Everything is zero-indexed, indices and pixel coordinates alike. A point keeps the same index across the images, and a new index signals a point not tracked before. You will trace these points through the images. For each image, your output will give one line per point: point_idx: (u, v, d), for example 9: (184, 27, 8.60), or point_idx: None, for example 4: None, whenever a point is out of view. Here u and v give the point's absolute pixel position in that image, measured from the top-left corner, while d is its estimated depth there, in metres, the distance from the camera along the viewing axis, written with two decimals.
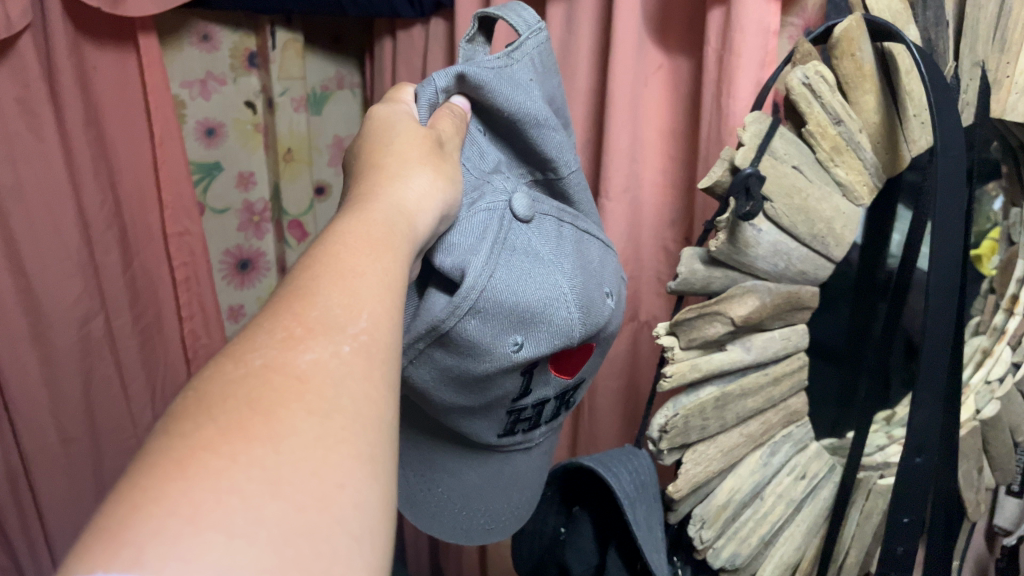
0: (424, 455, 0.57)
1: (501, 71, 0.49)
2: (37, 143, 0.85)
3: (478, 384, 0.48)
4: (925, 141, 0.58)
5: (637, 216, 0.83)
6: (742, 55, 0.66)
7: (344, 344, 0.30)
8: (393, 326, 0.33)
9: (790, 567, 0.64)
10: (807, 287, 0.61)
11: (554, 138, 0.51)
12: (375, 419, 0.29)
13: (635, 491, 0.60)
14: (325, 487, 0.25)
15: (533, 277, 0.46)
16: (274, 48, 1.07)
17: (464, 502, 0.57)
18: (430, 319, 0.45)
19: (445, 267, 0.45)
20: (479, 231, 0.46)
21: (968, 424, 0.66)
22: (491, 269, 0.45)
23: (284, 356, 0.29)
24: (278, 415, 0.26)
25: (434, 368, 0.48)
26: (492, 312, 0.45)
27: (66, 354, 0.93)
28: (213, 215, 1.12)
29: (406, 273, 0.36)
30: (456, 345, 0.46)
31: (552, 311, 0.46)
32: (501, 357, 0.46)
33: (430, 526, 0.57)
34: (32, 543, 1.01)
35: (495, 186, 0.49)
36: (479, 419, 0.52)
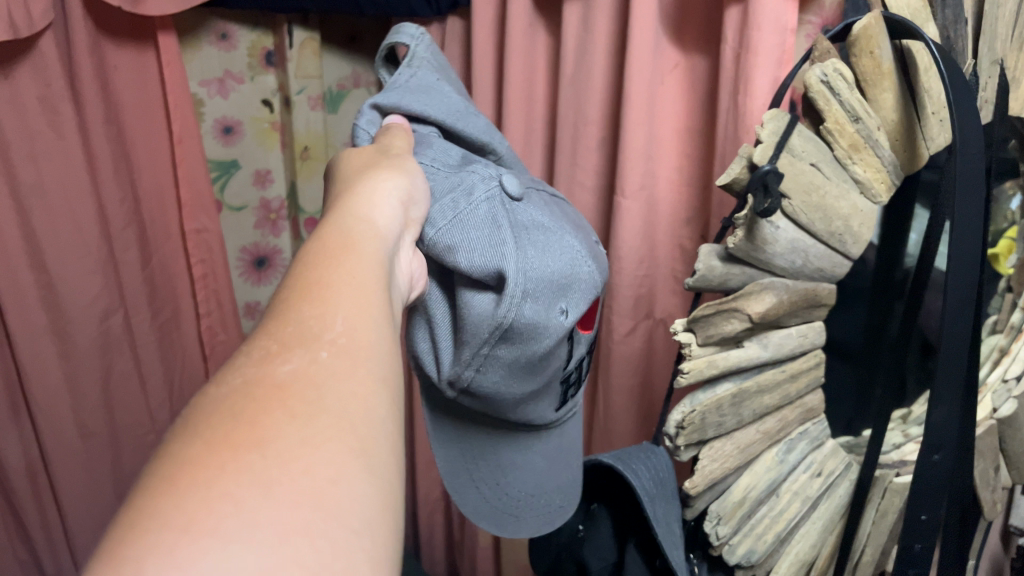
0: (492, 462, 0.59)
1: (409, 87, 0.53)
2: (58, 141, 0.86)
3: (539, 365, 0.51)
4: (943, 138, 0.58)
5: (653, 214, 0.83)
6: (759, 54, 0.66)
7: (321, 351, 0.31)
8: (373, 325, 0.34)
9: (807, 564, 0.64)
10: (823, 285, 0.61)
11: (477, 124, 0.55)
12: (363, 415, 0.29)
13: (654, 487, 0.60)
14: (318, 482, 0.26)
15: (556, 246, 0.49)
16: (291, 46, 1.08)
17: (541, 490, 0.61)
18: (494, 323, 0.46)
19: (477, 270, 0.46)
20: (491, 222, 0.46)
21: (985, 423, 0.67)
22: (521, 253, 0.46)
23: (263, 371, 0.29)
24: (260, 422, 0.27)
25: (501, 367, 0.50)
26: (539, 291, 0.47)
27: (86, 351, 0.95)
28: (231, 213, 1.14)
29: (378, 264, 0.38)
30: (521, 336, 0.48)
31: (575, 264, 0.50)
32: (557, 328, 0.49)
33: (519, 530, 0.60)
34: (53, 536, 1.03)
35: (478, 173, 0.48)
36: (537, 401, 0.56)
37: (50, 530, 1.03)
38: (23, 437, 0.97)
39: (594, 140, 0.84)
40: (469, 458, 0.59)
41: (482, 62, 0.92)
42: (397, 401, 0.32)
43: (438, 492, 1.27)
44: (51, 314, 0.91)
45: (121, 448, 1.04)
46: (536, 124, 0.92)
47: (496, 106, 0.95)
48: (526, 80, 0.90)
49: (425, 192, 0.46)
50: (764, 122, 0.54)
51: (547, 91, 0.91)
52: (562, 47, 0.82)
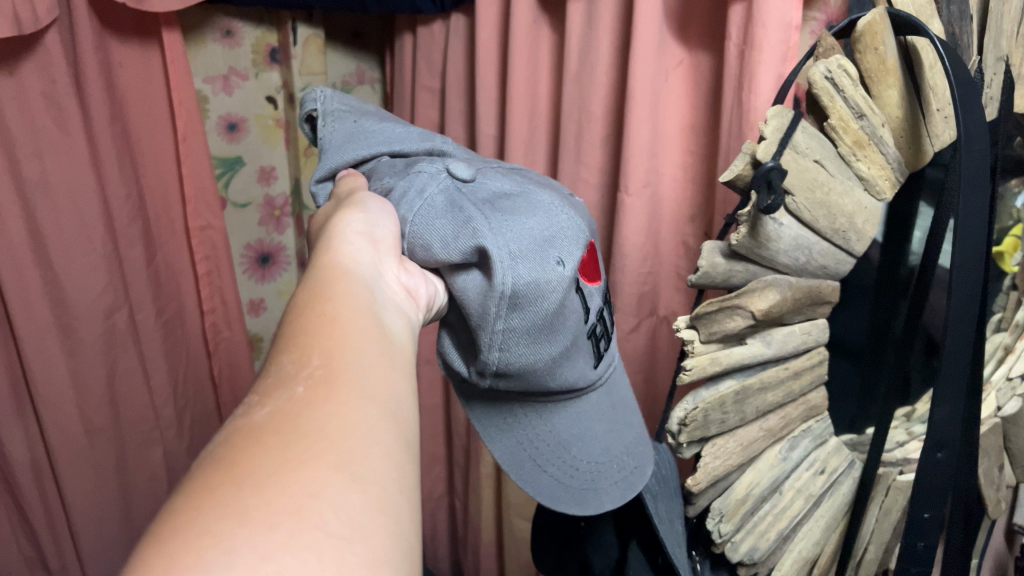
0: (550, 441, 0.56)
1: (334, 143, 0.55)
2: (63, 138, 0.86)
3: (557, 324, 0.50)
4: (948, 135, 0.57)
5: (657, 211, 0.83)
6: (763, 50, 0.66)
7: (298, 386, 0.32)
8: (351, 353, 0.35)
9: (810, 562, 0.64)
10: (828, 282, 0.61)
11: (410, 137, 0.55)
12: (342, 431, 0.30)
13: (657, 485, 0.61)
14: (298, 499, 0.26)
15: (525, 207, 0.50)
16: (296, 44, 1.07)
17: (609, 455, 0.58)
18: (496, 296, 0.47)
19: (458, 256, 0.47)
20: (448, 209, 0.48)
21: (989, 421, 0.67)
22: (493, 223, 0.47)
23: (245, 419, 0.30)
24: (235, 463, 0.27)
25: (524, 338, 0.49)
26: (525, 251, 0.48)
27: (91, 346, 0.95)
28: (236, 210, 1.14)
29: (349, 294, 0.39)
30: (528, 299, 0.48)
31: (554, 217, 0.51)
32: (560, 278, 0.49)
33: (603, 502, 0.57)
34: (59, 532, 1.03)
35: (425, 171, 0.50)
36: (577, 359, 0.54)
37: (55, 525, 1.03)
38: (28, 433, 0.97)
39: (598, 137, 0.84)
40: (526, 445, 0.56)
41: (486, 59, 0.92)
42: (382, 412, 0.32)
43: (442, 488, 1.28)
44: (56, 310, 0.92)
45: (126, 444, 1.04)
46: (539, 121, 0.92)
47: (499, 103, 0.95)
48: (530, 78, 0.90)
49: (389, 213, 0.48)
50: (768, 118, 0.54)
51: (551, 89, 0.91)
52: (566, 44, 0.82)
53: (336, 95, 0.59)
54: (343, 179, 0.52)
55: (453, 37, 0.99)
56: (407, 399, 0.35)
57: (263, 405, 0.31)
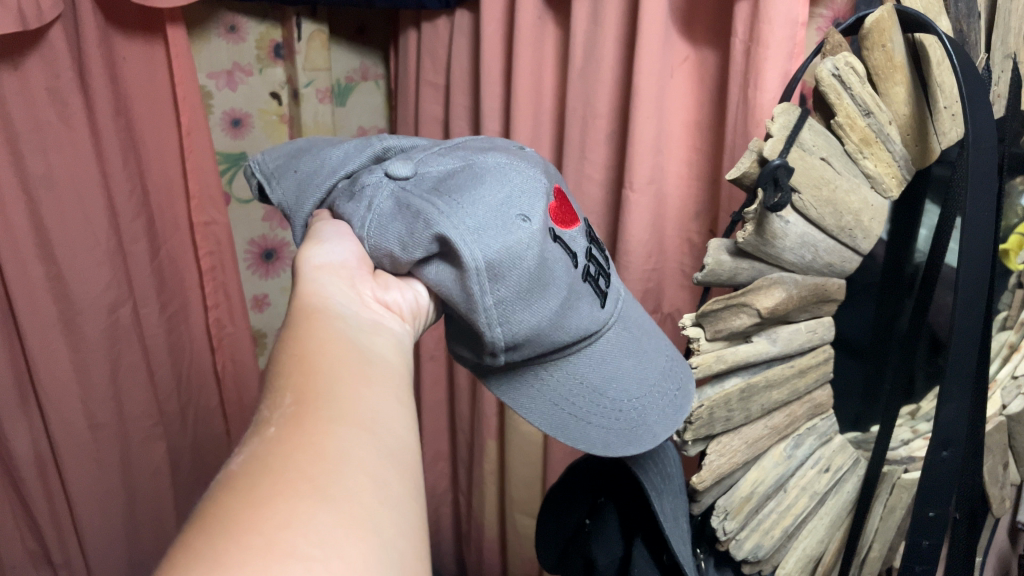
0: (584, 391, 0.54)
1: (289, 203, 0.54)
2: (67, 132, 0.86)
3: (544, 280, 0.50)
4: (955, 133, 0.57)
5: (662, 208, 0.83)
6: (769, 47, 0.66)
7: (271, 426, 0.33)
8: (324, 382, 0.36)
9: (814, 559, 0.64)
10: (834, 279, 0.61)
11: (350, 155, 0.54)
12: (311, 459, 0.31)
13: (662, 483, 0.60)
14: (269, 532, 0.27)
15: (473, 179, 0.49)
16: (300, 40, 1.06)
17: (643, 389, 0.55)
18: (470, 275, 0.47)
19: (422, 251, 0.48)
20: (398, 212, 0.48)
21: (994, 420, 0.67)
22: (442, 207, 0.47)
23: (224, 469, 0.31)
24: (208, 514, 0.28)
25: (518, 304, 0.49)
26: (483, 223, 0.47)
27: (95, 342, 0.95)
28: (239, 205, 1.14)
29: (320, 327, 0.41)
30: (505, 264, 0.47)
31: (506, 178, 0.50)
32: (529, 234, 0.48)
33: (656, 433, 0.54)
34: (62, 527, 1.04)
35: (369, 183, 0.51)
36: (583, 296, 0.53)
37: (59, 520, 1.03)
38: (32, 429, 0.97)
39: (603, 134, 0.83)
40: (561, 402, 0.54)
41: (490, 55, 0.92)
42: (356, 433, 0.34)
43: (445, 484, 1.28)
44: (61, 305, 0.92)
45: (130, 440, 1.04)
46: (544, 118, 0.92)
47: (504, 100, 0.95)
48: (534, 74, 0.89)
49: (346, 237, 0.49)
50: (774, 116, 0.54)
51: (556, 85, 0.91)
52: (572, 40, 0.82)
53: (279, 154, 0.58)
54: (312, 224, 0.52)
55: (458, 33, 0.98)
56: (385, 410, 0.37)
57: (237, 453, 0.32)
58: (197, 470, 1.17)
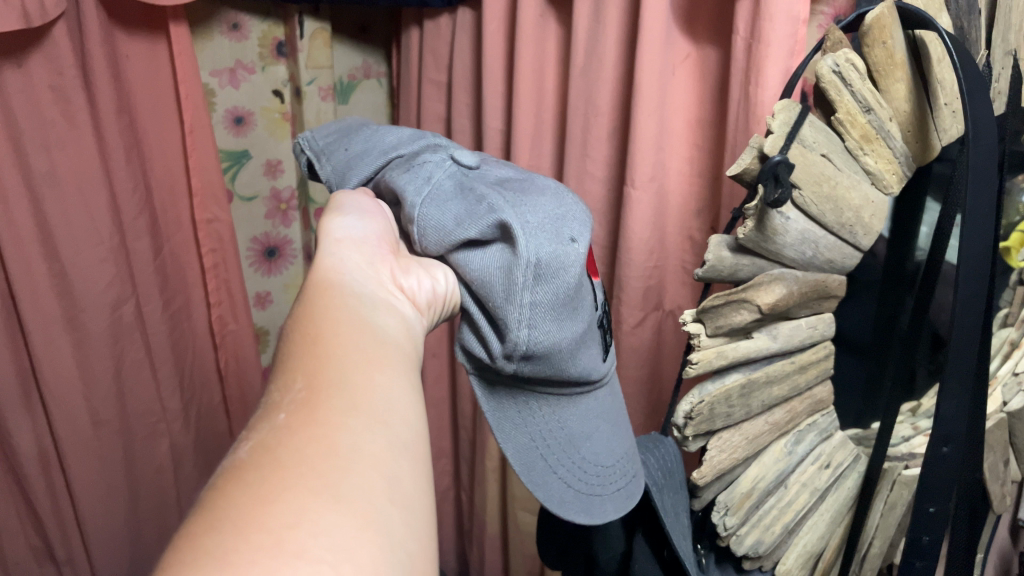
0: (561, 439, 0.56)
1: (338, 175, 0.60)
2: (70, 129, 0.86)
3: (575, 301, 0.51)
4: (955, 130, 0.57)
5: (664, 205, 0.83)
6: (771, 44, 0.66)
7: (281, 414, 0.35)
8: (335, 373, 0.38)
9: (814, 556, 0.64)
10: (834, 276, 0.61)
11: (400, 140, 0.59)
12: (320, 454, 0.33)
13: (662, 477, 0.61)
14: (277, 531, 0.29)
15: (534, 190, 0.53)
16: (302, 38, 1.07)
17: (617, 459, 0.57)
18: (518, 266, 0.49)
19: (478, 232, 0.50)
20: (458, 194, 0.52)
21: (995, 416, 0.67)
22: (508, 202, 0.51)
23: (233, 456, 0.33)
24: (215, 504, 0.30)
25: (550, 313, 0.50)
26: (539, 224, 0.50)
27: (99, 339, 0.95)
28: (242, 203, 1.15)
29: (337, 312, 0.43)
30: (550, 268, 0.49)
31: (563, 202, 0.53)
32: (576, 254, 0.51)
33: (612, 509, 0.56)
34: (66, 524, 1.04)
35: (430, 162, 0.55)
36: (590, 345, 0.54)
37: (62, 516, 1.04)
38: (36, 426, 0.97)
39: (605, 131, 0.84)
40: (537, 442, 0.56)
41: (492, 52, 0.92)
42: (364, 424, 0.35)
43: (447, 481, 1.28)
44: (64, 302, 0.92)
45: (133, 437, 1.05)
46: (546, 114, 0.92)
47: (506, 97, 0.95)
48: (537, 71, 0.90)
49: (369, 225, 0.53)
50: (775, 112, 0.54)
51: (558, 83, 0.91)
52: (573, 38, 0.82)
53: (335, 134, 0.63)
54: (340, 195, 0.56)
55: (460, 30, 0.99)
56: (394, 401, 0.38)
57: (245, 441, 0.34)
58: (200, 467, 1.18)
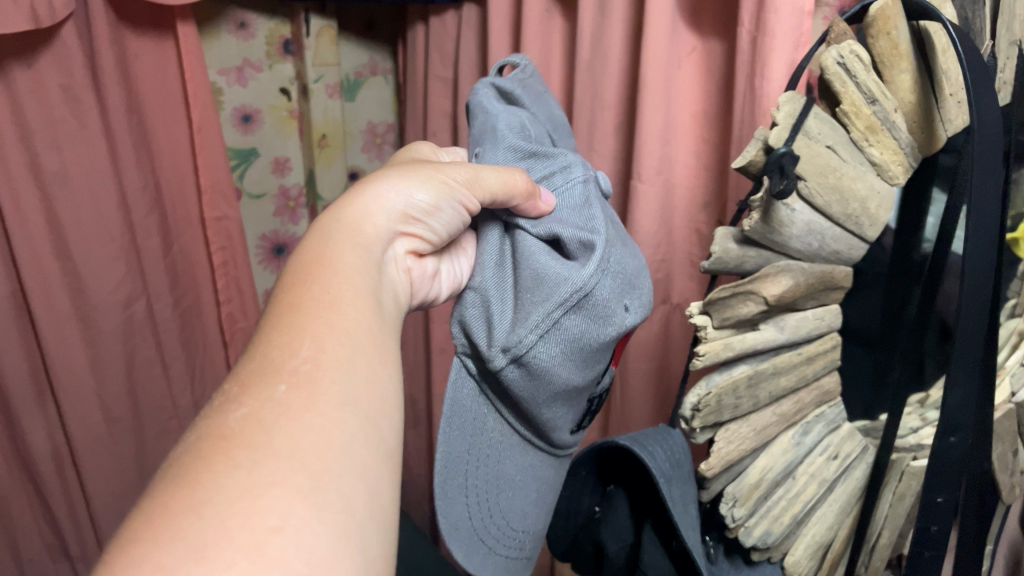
0: (488, 474, 0.57)
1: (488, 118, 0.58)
2: (80, 129, 0.87)
3: (593, 357, 0.54)
4: (962, 120, 0.57)
5: (671, 199, 0.83)
6: (776, 37, 0.66)
7: (280, 386, 0.38)
8: (342, 362, 0.41)
9: (823, 547, 0.65)
10: (840, 267, 0.61)
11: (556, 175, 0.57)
12: (316, 451, 0.36)
13: (670, 469, 0.60)
14: (259, 533, 0.32)
15: (630, 246, 0.57)
16: (309, 35, 1.07)
17: (522, 524, 0.59)
18: (579, 287, 0.51)
19: (575, 237, 0.53)
20: (580, 202, 0.55)
21: (1003, 407, 0.67)
22: (609, 234, 0.54)
23: (220, 418, 0.37)
24: (204, 479, 0.33)
25: (565, 343, 0.52)
26: (618, 266, 0.54)
27: (111, 336, 0.96)
28: (251, 201, 1.16)
29: (346, 287, 0.46)
30: (597, 311, 0.52)
31: (638, 267, 0.56)
32: (622, 325, 0.53)
33: (482, 567, 0.57)
34: (79, 520, 1.06)
35: (571, 166, 0.57)
36: (570, 406, 0.57)
37: (76, 512, 1.05)
38: (50, 424, 0.99)
39: (611, 125, 0.84)
40: (471, 459, 0.57)
41: (498, 48, 0.92)
42: (357, 422, 0.39)
43: None
44: (76, 301, 0.93)
45: (145, 433, 1.06)
46: (552, 109, 0.92)
47: None
48: (543, 67, 0.90)
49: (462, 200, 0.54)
50: (780, 105, 0.54)
51: (563, 78, 0.91)
52: (580, 32, 0.82)
53: (513, 136, 0.57)
54: (502, 170, 0.53)
55: (465, 27, 0.99)
56: (385, 401, 0.42)
57: (240, 406, 0.37)
58: None
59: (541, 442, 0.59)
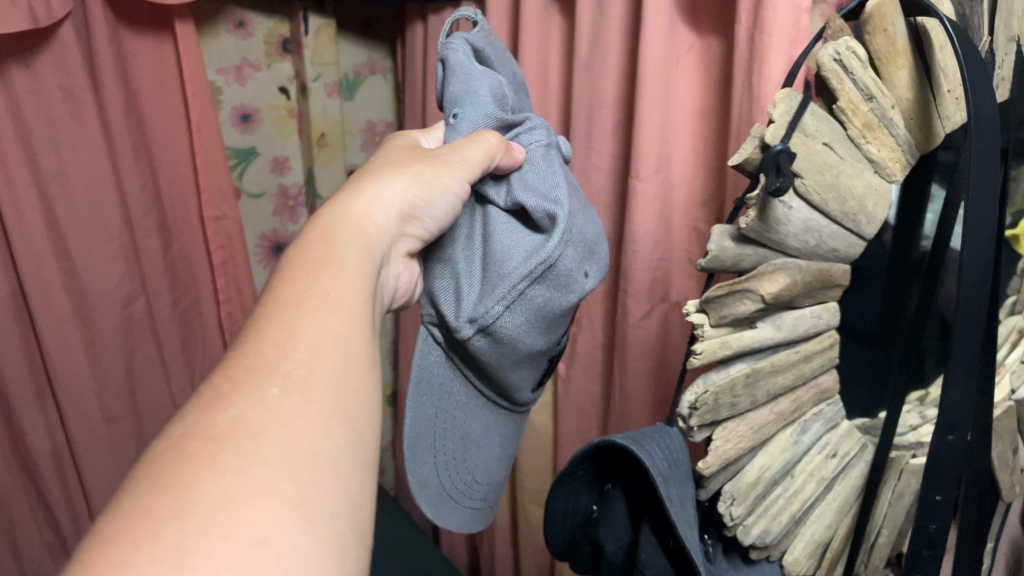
0: (456, 432, 0.59)
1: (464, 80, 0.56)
2: (79, 129, 0.87)
3: (555, 321, 0.56)
4: (959, 117, 0.57)
5: (670, 197, 0.83)
6: (774, 34, 0.66)
7: (272, 389, 0.38)
8: (334, 369, 0.41)
9: (822, 545, 0.64)
10: (838, 265, 0.61)
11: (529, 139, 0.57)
12: (305, 461, 0.36)
13: (667, 467, 0.60)
14: (243, 542, 0.32)
15: (588, 209, 0.58)
16: (308, 34, 1.07)
17: (487, 481, 0.61)
18: (540, 259, 0.53)
19: (538, 207, 0.54)
20: (548, 168, 0.56)
21: (1003, 404, 0.67)
22: (572, 202, 0.55)
23: (210, 417, 0.36)
24: (190, 482, 0.33)
25: (529, 311, 0.54)
26: (582, 237, 0.55)
27: (110, 335, 0.96)
28: (250, 200, 1.16)
29: (346, 286, 0.46)
30: (560, 281, 0.54)
31: (596, 231, 0.58)
32: (582, 291, 0.55)
33: (452, 521, 0.58)
34: (79, 520, 1.06)
35: (534, 129, 0.58)
36: (531, 367, 0.59)
37: (76, 512, 1.05)
38: (50, 424, 0.99)
39: (609, 123, 0.84)
40: (438, 420, 0.59)
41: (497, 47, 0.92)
42: (346, 434, 0.39)
43: None
44: (76, 301, 0.93)
45: (145, 433, 1.06)
46: (551, 108, 0.92)
47: None
48: (541, 65, 0.90)
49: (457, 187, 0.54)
50: (777, 102, 0.54)
51: (562, 77, 0.91)
52: (578, 30, 0.82)
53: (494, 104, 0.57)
54: (473, 138, 0.53)
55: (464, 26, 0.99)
56: (372, 410, 0.42)
57: (231, 405, 0.37)
58: None
59: (503, 402, 0.61)
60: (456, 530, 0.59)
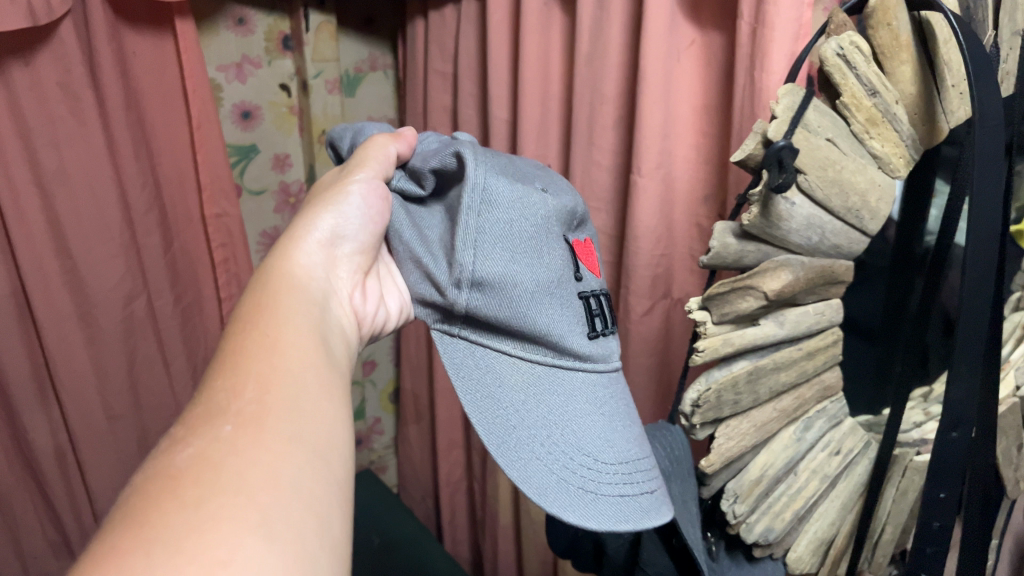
0: (539, 416, 0.52)
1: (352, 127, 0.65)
2: (78, 127, 0.87)
3: (536, 242, 0.53)
4: (962, 111, 0.56)
5: (671, 193, 0.83)
6: (775, 30, 0.66)
7: (226, 425, 0.39)
8: (287, 400, 0.42)
9: (826, 542, 0.64)
10: (841, 262, 0.61)
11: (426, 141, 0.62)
12: (264, 486, 0.36)
13: (671, 466, 0.60)
14: (209, 564, 0.31)
15: (516, 166, 0.59)
16: (308, 31, 1.06)
17: (614, 460, 0.52)
18: (469, 186, 0.52)
19: (437, 160, 0.55)
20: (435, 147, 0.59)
21: (1008, 400, 0.65)
22: (475, 149, 0.56)
23: (167, 459, 0.37)
24: (151, 515, 0.33)
25: (498, 240, 0.52)
26: (500, 170, 0.55)
27: (111, 333, 0.96)
28: (251, 197, 1.15)
29: (282, 325, 0.48)
30: (502, 197, 0.53)
31: (539, 181, 0.58)
32: (537, 207, 0.54)
33: (598, 515, 0.49)
34: (82, 519, 1.06)
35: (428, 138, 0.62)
36: (563, 308, 0.54)
37: (79, 510, 1.05)
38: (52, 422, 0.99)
39: (611, 119, 0.83)
40: (507, 411, 0.52)
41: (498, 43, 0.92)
42: (305, 456, 0.39)
43: (460, 471, 1.31)
44: (77, 300, 0.93)
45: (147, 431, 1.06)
46: (552, 104, 0.92)
47: (512, 87, 0.95)
48: (542, 61, 0.89)
49: (373, 192, 0.56)
50: (779, 98, 0.54)
51: (563, 72, 0.90)
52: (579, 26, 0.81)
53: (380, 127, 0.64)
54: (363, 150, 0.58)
55: (465, 22, 0.98)
56: (334, 436, 0.42)
57: (188, 445, 0.37)
58: None
59: (569, 361, 0.54)
60: (625, 526, 0.50)
